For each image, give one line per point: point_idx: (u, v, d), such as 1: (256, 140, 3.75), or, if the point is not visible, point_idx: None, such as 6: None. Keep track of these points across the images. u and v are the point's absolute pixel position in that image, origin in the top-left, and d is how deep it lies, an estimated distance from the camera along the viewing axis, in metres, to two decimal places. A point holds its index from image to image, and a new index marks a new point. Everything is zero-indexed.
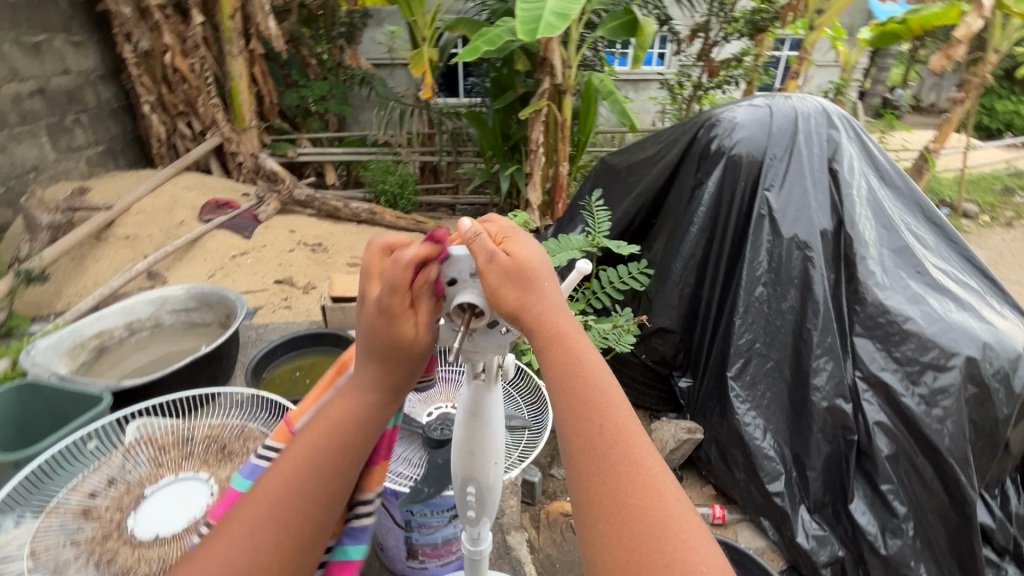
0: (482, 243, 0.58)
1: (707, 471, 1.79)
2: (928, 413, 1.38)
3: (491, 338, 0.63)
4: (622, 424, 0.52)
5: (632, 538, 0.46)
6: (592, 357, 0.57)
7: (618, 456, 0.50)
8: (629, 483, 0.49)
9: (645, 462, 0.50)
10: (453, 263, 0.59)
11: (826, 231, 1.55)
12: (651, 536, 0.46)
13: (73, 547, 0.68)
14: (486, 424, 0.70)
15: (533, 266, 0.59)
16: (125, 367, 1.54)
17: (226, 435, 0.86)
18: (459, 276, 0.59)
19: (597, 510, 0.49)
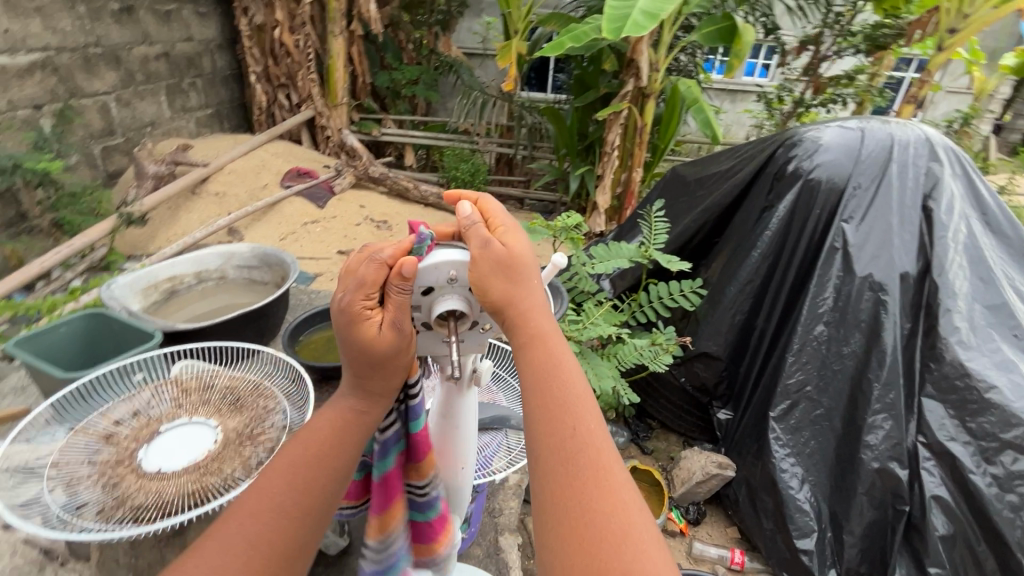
0: (478, 230, 0.56)
1: (733, 511, 1.68)
2: (1000, 498, 1.20)
3: (473, 338, 0.62)
4: (592, 428, 0.50)
5: (592, 543, 0.43)
6: (569, 360, 0.54)
7: (585, 460, 0.47)
8: (594, 487, 0.46)
9: (611, 468, 0.48)
10: (429, 272, 0.55)
11: (908, 274, 1.39)
12: (612, 543, 0.43)
13: (90, 467, 0.75)
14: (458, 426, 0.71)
15: (524, 263, 0.56)
16: (190, 311, 1.68)
17: (242, 388, 0.91)
18: (435, 284, 0.56)
19: (554, 513, 0.46)
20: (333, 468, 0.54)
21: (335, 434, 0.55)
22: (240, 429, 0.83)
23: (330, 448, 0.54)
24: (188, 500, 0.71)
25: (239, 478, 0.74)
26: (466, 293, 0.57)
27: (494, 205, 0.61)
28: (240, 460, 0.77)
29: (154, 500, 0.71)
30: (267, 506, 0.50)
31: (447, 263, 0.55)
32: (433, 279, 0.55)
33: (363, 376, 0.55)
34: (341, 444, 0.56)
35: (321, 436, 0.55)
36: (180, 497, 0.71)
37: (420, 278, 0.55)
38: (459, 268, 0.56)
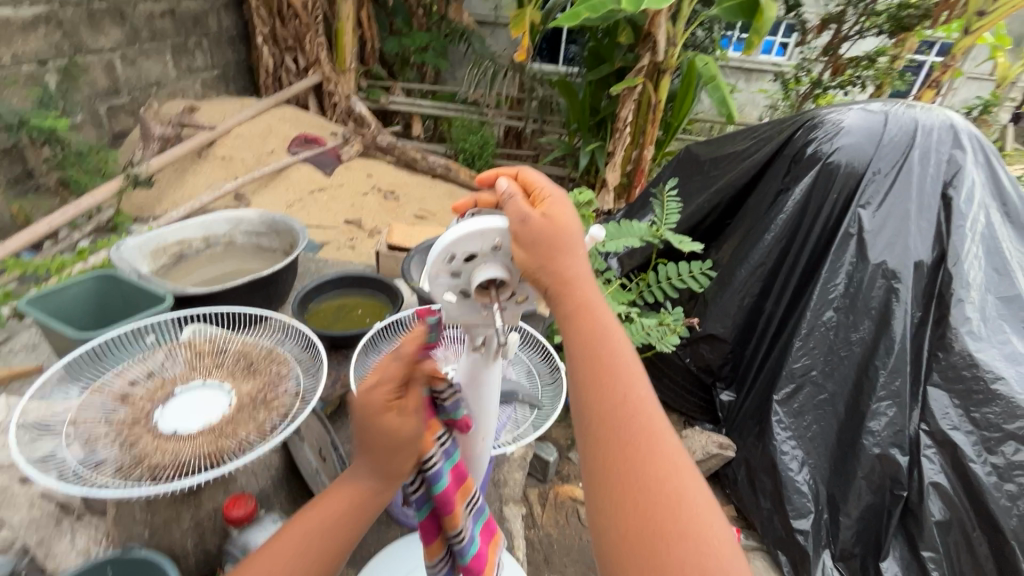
0: (516, 205, 0.56)
1: (731, 490, 1.70)
2: (998, 487, 1.22)
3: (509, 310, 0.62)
4: (641, 396, 0.51)
5: (645, 504, 0.45)
6: (615, 330, 0.55)
7: (636, 426, 0.49)
8: (645, 451, 0.48)
9: (662, 434, 0.49)
10: (475, 237, 0.55)
11: (922, 263, 1.38)
12: (665, 504, 0.45)
13: (107, 426, 0.76)
14: (480, 402, 0.70)
15: (567, 235, 0.57)
16: (198, 276, 1.68)
17: (255, 353, 0.92)
18: (478, 249, 0.56)
19: (607, 474, 0.48)
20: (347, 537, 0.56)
21: (353, 508, 0.56)
22: (254, 394, 0.83)
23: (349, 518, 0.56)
24: (204, 461, 0.72)
25: (253, 442, 0.75)
26: (507, 261, 0.57)
27: (537, 177, 0.63)
28: (255, 425, 0.78)
29: (171, 460, 0.72)
30: None
31: (494, 230, 0.55)
32: (477, 244, 0.55)
33: (382, 458, 0.56)
34: (345, 525, 0.55)
35: (337, 510, 0.56)
36: (196, 458, 0.72)
37: (465, 242, 0.55)
38: (503, 236, 0.56)
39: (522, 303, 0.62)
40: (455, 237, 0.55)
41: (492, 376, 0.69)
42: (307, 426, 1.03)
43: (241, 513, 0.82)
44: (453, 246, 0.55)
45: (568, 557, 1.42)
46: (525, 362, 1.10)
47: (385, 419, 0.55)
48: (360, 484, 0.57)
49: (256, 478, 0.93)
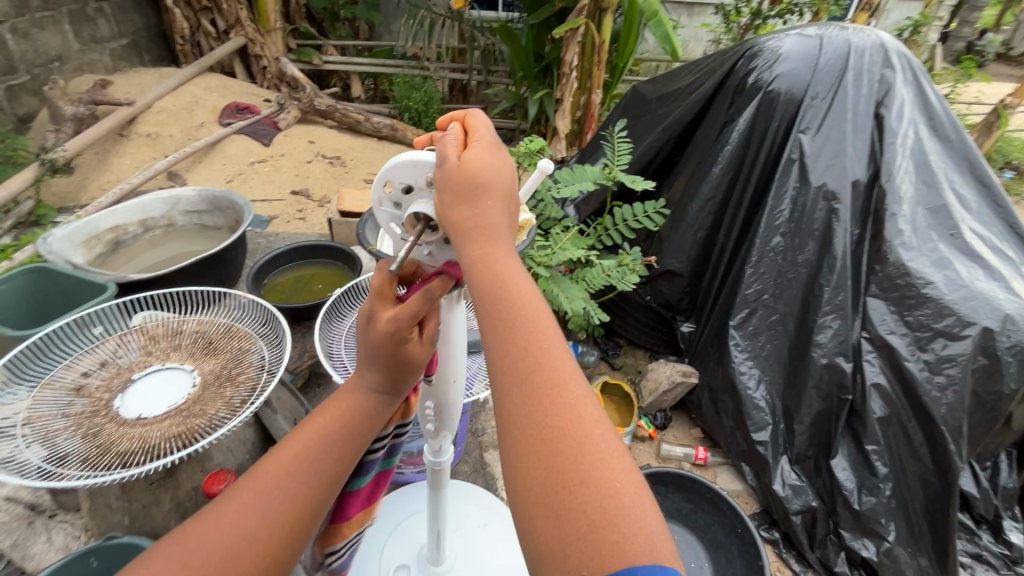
0: (445, 143, 0.52)
1: (697, 414, 1.81)
2: (930, 380, 1.34)
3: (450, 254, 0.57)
4: (548, 347, 0.45)
5: (548, 456, 0.41)
6: (522, 280, 0.48)
7: (539, 379, 0.44)
8: (548, 405, 0.43)
9: (568, 384, 0.44)
10: (407, 168, 0.54)
11: (859, 181, 1.44)
12: (568, 453, 0.41)
13: (64, 419, 0.73)
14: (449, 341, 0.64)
15: (484, 178, 0.50)
16: (140, 263, 1.59)
17: (213, 331, 0.90)
18: (414, 183, 0.55)
19: (515, 433, 0.43)
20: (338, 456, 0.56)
21: (348, 417, 0.57)
22: (219, 371, 0.82)
23: (335, 438, 0.56)
24: (175, 442, 0.71)
25: (224, 419, 0.74)
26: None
27: (480, 120, 0.56)
28: (222, 401, 0.77)
29: (139, 445, 0.70)
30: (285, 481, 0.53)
31: (426, 164, 0.53)
32: (412, 174, 0.54)
33: (392, 376, 0.57)
34: (352, 431, 0.57)
35: (342, 416, 0.57)
36: (166, 440, 0.71)
37: (400, 170, 0.54)
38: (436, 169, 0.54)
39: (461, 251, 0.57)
40: (392, 164, 0.55)
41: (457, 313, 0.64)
42: (279, 399, 1.01)
43: (221, 488, 0.82)
44: (390, 172, 0.55)
45: None
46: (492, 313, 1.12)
47: (402, 349, 0.54)
48: (363, 397, 0.58)
49: (233, 455, 0.92)
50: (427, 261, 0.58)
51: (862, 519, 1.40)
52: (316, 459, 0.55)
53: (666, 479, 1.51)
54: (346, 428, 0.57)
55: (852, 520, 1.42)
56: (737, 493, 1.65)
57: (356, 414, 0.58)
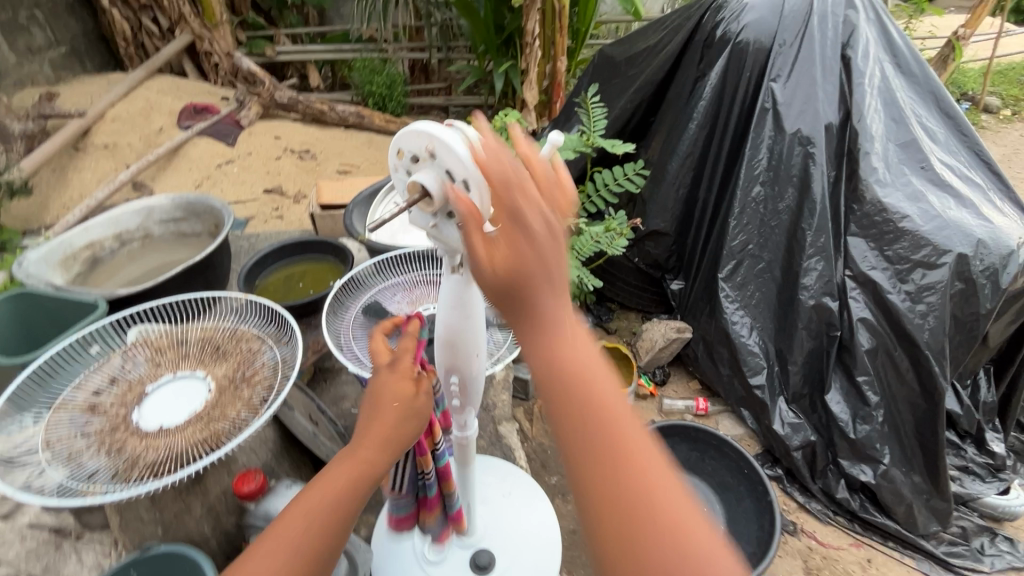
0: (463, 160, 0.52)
1: (693, 367, 1.86)
2: (912, 309, 1.40)
3: (454, 230, 0.60)
4: (603, 396, 0.47)
5: (619, 505, 0.42)
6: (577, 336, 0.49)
7: (601, 427, 0.45)
8: (617, 458, 0.44)
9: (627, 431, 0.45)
10: (412, 138, 0.56)
11: (832, 124, 1.47)
12: (634, 499, 0.42)
13: (84, 438, 0.72)
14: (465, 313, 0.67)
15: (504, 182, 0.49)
16: (122, 277, 1.55)
17: (220, 337, 0.89)
18: (418, 155, 0.57)
19: (587, 488, 0.44)
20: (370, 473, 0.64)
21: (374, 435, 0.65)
22: (232, 374, 0.82)
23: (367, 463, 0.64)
24: (200, 449, 0.71)
25: (248, 420, 0.74)
26: (439, 169, 0.56)
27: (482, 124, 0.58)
28: (242, 403, 0.77)
29: (167, 455, 0.70)
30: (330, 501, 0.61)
31: (427, 135, 0.55)
32: (416, 144, 0.57)
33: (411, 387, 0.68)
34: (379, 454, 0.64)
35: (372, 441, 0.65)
36: (191, 448, 0.71)
37: (406, 139, 0.57)
38: (435, 142, 0.55)
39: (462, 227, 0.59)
40: (399, 136, 0.58)
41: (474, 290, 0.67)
42: (294, 396, 1.02)
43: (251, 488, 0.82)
44: (399, 144, 0.58)
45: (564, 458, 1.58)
46: None
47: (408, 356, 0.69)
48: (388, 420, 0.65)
49: (257, 455, 0.93)
50: (437, 235, 0.61)
51: (858, 446, 1.47)
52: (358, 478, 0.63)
53: (673, 431, 1.56)
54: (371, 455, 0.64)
55: (849, 449, 1.49)
56: (739, 437, 1.71)
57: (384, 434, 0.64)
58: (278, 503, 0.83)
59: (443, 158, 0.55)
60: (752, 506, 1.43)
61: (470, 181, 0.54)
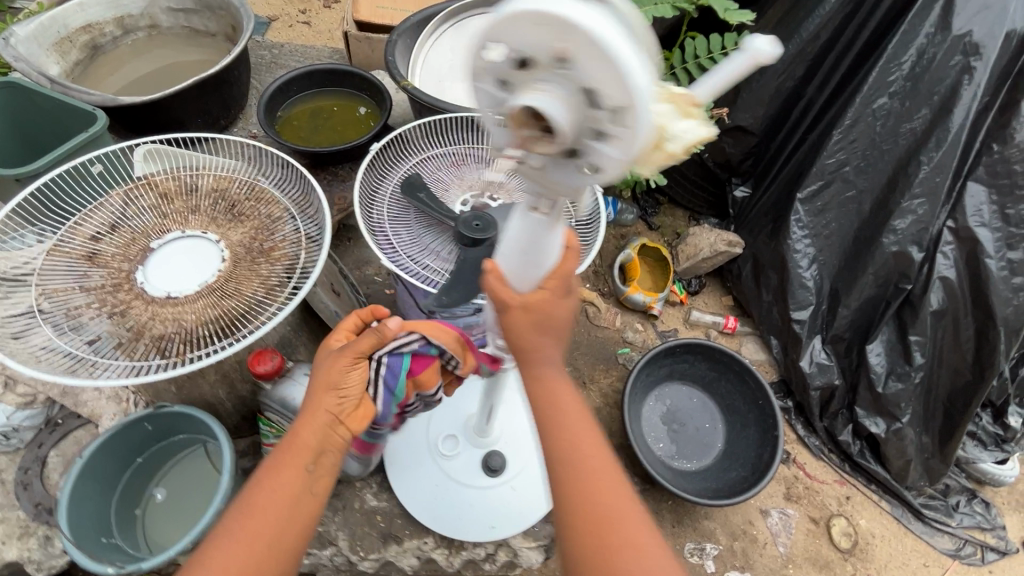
0: (542, 57, 0.37)
1: (732, 284, 1.75)
2: (1006, 281, 1.24)
3: (568, 174, 0.43)
4: (588, 439, 0.53)
5: (589, 512, 0.50)
6: (592, 443, 0.53)
7: (575, 466, 0.51)
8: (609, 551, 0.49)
9: (605, 475, 0.52)
10: (531, 28, 0.36)
11: (1017, 34, 1.12)
12: (609, 528, 0.50)
13: (84, 294, 0.64)
14: (539, 266, 0.53)
15: (573, 35, 0.35)
16: (125, 75, 1.37)
17: (235, 192, 0.76)
18: (534, 55, 0.37)
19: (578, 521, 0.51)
20: (309, 477, 0.56)
21: (315, 437, 0.58)
22: (249, 244, 0.71)
23: (304, 466, 0.56)
24: (213, 330, 0.64)
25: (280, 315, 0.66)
26: (573, 84, 0.37)
27: None
28: (260, 281, 0.68)
29: (177, 332, 0.63)
30: (254, 519, 0.53)
31: (554, 23, 0.35)
32: (532, 40, 0.37)
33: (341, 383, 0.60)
34: (307, 470, 0.56)
35: (309, 445, 0.57)
36: (203, 327, 0.63)
37: (525, 33, 0.37)
38: (568, 37, 0.35)
39: (589, 175, 0.42)
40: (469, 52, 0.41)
41: (555, 235, 0.52)
42: None
43: (267, 369, 0.73)
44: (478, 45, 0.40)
45: (579, 351, 1.57)
46: None
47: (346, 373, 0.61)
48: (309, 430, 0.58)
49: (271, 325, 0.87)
50: (539, 183, 0.46)
51: (882, 400, 1.42)
52: (301, 472, 0.56)
53: (696, 349, 1.51)
54: (303, 464, 0.56)
55: (871, 400, 1.45)
56: (759, 363, 1.67)
57: (306, 454, 0.57)
58: (296, 393, 0.75)
59: (580, 68, 0.36)
60: (755, 436, 1.42)
61: (623, 113, 0.37)
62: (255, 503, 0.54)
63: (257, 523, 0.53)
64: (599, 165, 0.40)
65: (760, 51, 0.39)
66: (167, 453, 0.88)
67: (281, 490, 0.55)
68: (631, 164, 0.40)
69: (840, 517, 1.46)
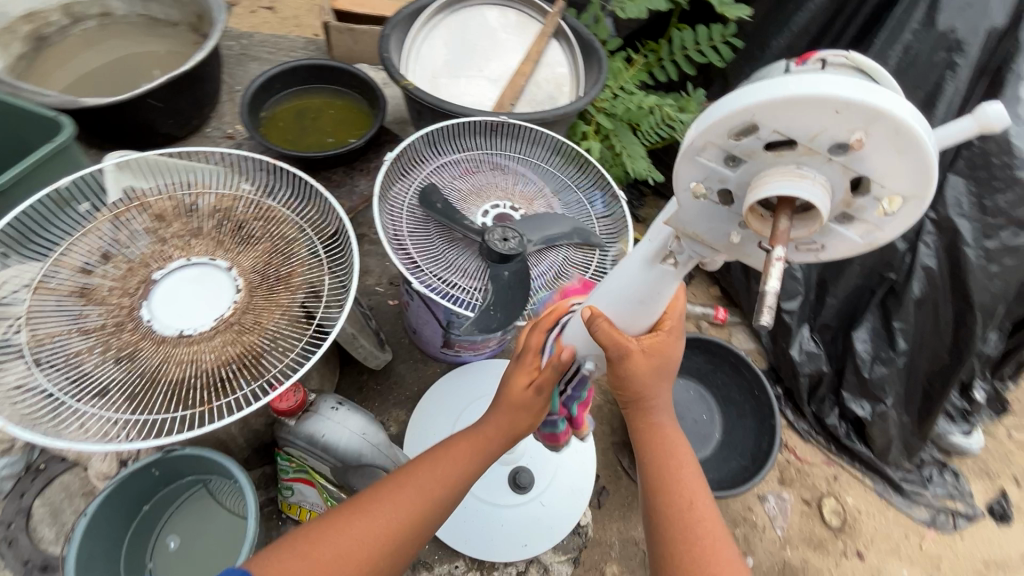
0: (822, 147, 0.38)
1: (720, 275, 1.78)
2: (983, 268, 1.25)
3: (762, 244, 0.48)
4: (688, 474, 0.67)
5: (686, 529, 0.63)
6: (690, 474, 0.67)
7: (682, 504, 0.65)
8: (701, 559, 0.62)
9: (699, 515, 0.65)
10: (824, 119, 0.37)
11: (998, 29, 1.14)
12: (710, 555, 0.62)
13: (82, 335, 0.60)
14: (651, 310, 0.63)
15: (877, 130, 0.36)
16: (75, 68, 1.27)
17: (239, 213, 0.71)
18: (805, 142, 0.38)
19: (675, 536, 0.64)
20: (451, 483, 0.72)
21: (466, 458, 0.74)
22: (262, 271, 0.66)
23: (451, 471, 0.73)
24: (234, 369, 0.60)
25: (307, 352, 0.62)
26: (846, 176, 0.40)
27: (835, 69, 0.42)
28: (282, 312, 0.64)
29: (194, 374, 0.58)
30: (398, 503, 0.68)
31: (855, 117, 0.36)
32: (810, 124, 0.38)
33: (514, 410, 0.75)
34: (452, 474, 0.73)
35: (458, 452, 0.74)
36: (222, 367, 0.59)
37: (801, 125, 0.37)
38: (869, 130, 0.37)
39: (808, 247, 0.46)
40: (710, 124, 0.41)
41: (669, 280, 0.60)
42: None
43: (290, 405, 0.78)
44: (731, 121, 0.40)
45: None
46: (578, 196, 0.91)
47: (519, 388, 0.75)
48: (464, 455, 0.74)
49: None
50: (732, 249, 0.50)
51: (868, 385, 1.48)
52: (436, 480, 0.71)
53: (692, 342, 1.54)
54: (455, 465, 0.73)
55: (857, 385, 1.51)
56: (749, 351, 1.73)
57: (457, 463, 0.73)
58: (323, 427, 0.81)
59: (864, 163, 0.39)
60: (751, 426, 1.46)
61: (894, 206, 0.41)
62: (398, 493, 0.69)
63: (388, 506, 0.67)
64: (829, 237, 0.44)
65: (990, 117, 0.38)
66: (174, 494, 0.92)
67: (423, 487, 0.70)
68: (862, 238, 0.44)
69: (829, 497, 1.54)
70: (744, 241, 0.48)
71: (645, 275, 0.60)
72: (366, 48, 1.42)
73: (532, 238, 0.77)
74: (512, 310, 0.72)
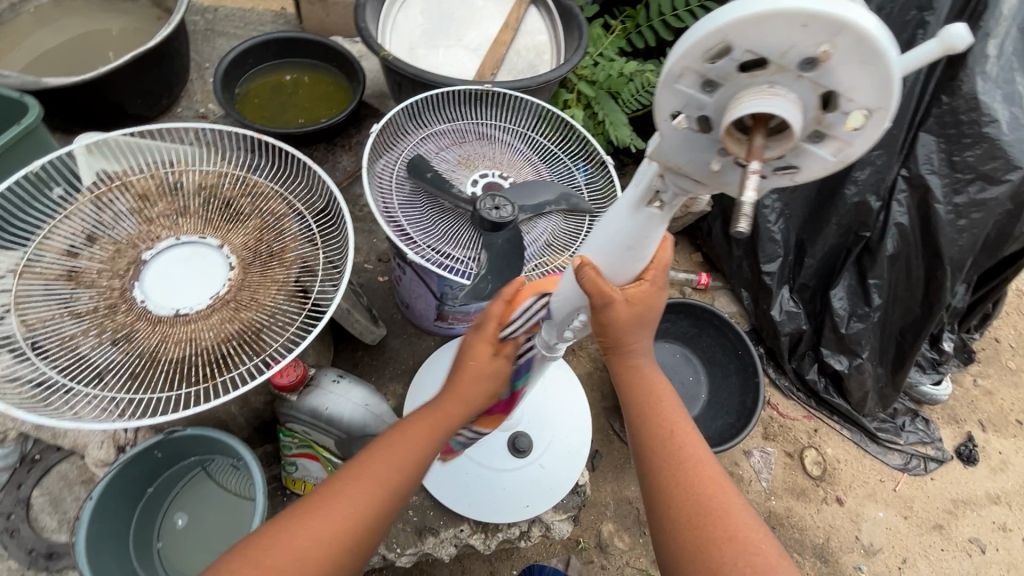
0: (788, 57, 0.36)
1: (703, 241, 1.81)
2: (952, 223, 1.28)
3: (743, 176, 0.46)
4: (671, 408, 0.68)
5: (673, 455, 0.64)
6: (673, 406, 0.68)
7: (667, 432, 0.66)
8: (694, 481, 0.62)
9: (688, 442, 0.65)
10: (786, 26, 0.35)
11: None
12: (700, 480, 0.62)
13: (76, 319, 0.59)
14: (638, 259, 0.62)
15: (844, 34, 0.34)
16: (31, 48, 1.21)
17: (225, 189, 0.70)
18: (773, 56, 0.36)
19: (662, 461, 0.64)
20: (414, 468, 0.63)
21: (427, 436, 0.64)
22: (254, 247, 0.66)
23: (413, 453, 0.63)
24: (234, 345, 0.60)
25: (306, 327, 0.63)
26: (816, 89, 0.38)
27: None
28: (277, 287, 0.63)
29: (193, 352, 0.58)
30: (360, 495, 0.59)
31: (822, 25, 0.34)
32: (782, 41, 0.35)
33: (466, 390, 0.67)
34: (414, 457, 0.63)
35: (417, 433, 0.64)
36: (221, 343, 0.59)
37: (771, 34, 0.35)
38: (837, 37, 0.35)
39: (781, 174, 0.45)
40: (682, 47, 0.38)
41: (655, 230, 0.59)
42: None
43: (290, 380, 0.79)
44: (705, 44, 0.37)
45: None
46: (565, 162, 0.91)
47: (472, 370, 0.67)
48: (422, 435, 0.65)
49: None
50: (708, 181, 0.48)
51: (845, 340, 1.54)
52: (397, 465, 0.62)
53: (677, 307, 1.58)
54: (417, 445, 0.64)
55: (835, 341, 1.56)
56: (732, 314, 1.78)
57: (418, 442, 0.64)
58: (324, 400, 0.82)
59: (833, 73, 0.36)
60: (736, 383, 1.51)
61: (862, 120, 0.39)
62: (358, 482, 0.60)
63: (352, 498, 0.59)
64: (809, 161, 0.43)
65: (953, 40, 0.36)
66: (176, 478, 0.92)
67: (384, 474, 0.61)
68: (841, 163, 0.43)
69: (811, 448, 1.61)
70: (721, 172, 0.46)
71: (632, 222, 0.59)
72: (340, 20, 1.38)
73: (524, 205, 0.78)
74: (508, 275, 0.73)
